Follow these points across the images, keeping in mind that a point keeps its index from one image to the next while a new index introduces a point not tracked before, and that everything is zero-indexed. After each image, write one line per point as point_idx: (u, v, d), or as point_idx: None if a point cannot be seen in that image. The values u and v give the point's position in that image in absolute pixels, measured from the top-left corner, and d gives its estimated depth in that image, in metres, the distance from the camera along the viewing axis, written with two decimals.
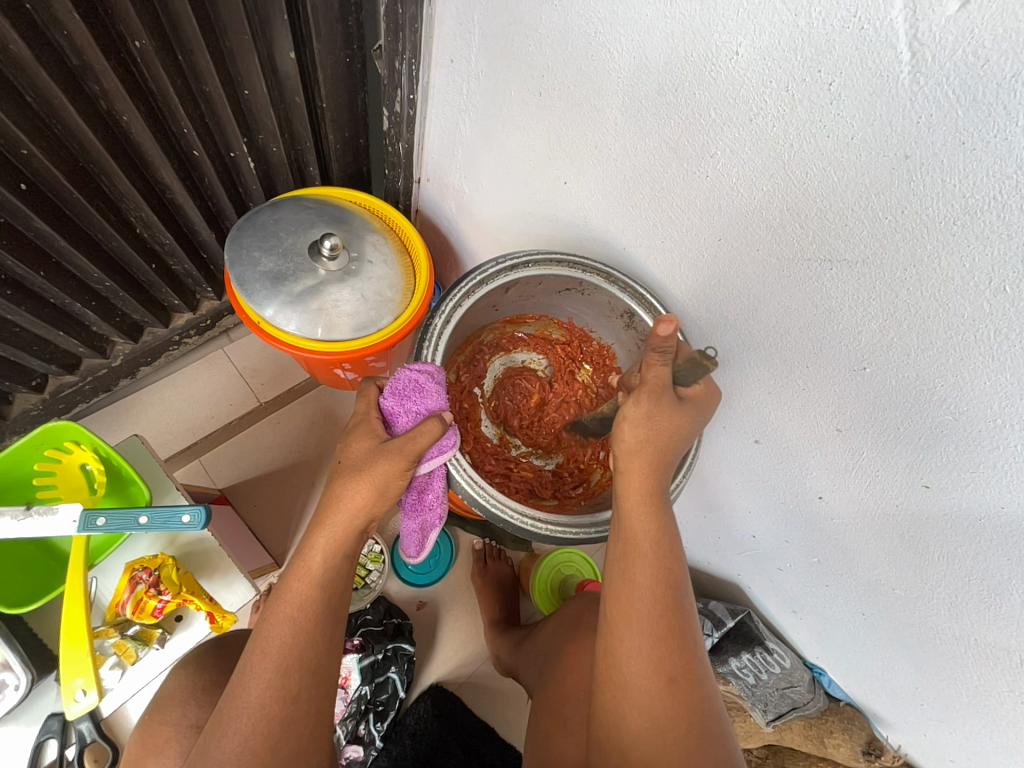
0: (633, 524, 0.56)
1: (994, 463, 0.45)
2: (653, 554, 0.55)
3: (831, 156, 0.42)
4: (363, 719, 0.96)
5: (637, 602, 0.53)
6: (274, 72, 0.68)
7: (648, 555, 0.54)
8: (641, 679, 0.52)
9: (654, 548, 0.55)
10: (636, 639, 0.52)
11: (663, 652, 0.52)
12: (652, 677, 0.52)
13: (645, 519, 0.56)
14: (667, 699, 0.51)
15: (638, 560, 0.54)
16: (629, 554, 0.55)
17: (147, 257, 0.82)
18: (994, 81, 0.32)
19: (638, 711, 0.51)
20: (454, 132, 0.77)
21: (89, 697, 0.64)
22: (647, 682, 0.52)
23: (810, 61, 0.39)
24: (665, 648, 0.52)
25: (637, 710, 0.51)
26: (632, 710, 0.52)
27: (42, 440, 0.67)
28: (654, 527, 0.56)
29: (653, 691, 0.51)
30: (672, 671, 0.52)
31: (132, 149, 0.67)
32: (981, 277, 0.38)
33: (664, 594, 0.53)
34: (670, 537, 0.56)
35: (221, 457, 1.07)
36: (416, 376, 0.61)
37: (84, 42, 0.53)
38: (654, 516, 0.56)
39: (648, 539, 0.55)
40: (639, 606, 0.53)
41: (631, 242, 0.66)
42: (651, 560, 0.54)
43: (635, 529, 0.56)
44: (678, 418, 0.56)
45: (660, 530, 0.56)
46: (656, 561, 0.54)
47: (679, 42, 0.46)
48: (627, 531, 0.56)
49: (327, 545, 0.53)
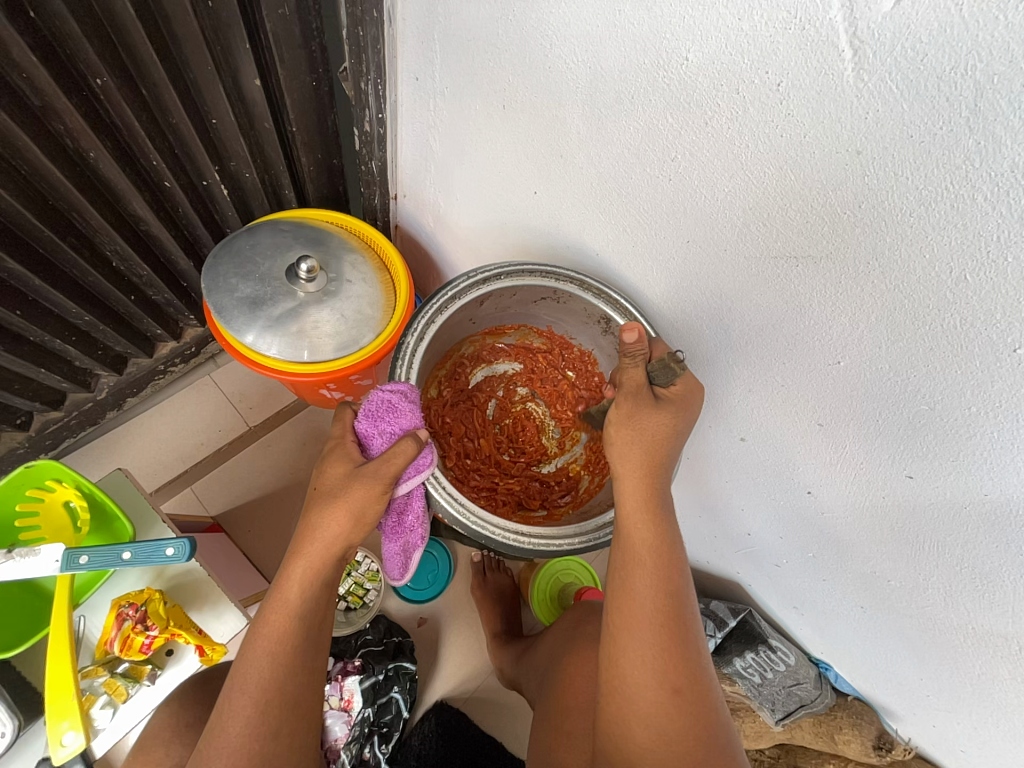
0: (632, 532, 0.55)
1: (973, 450, 0.44)
2: (652, 562, 0.54)
3: (787, 155, 0.42)
4: (367, 742, 0.94)
5: (638, 612, 0.52)
6: (240, 100, 0.69)
7: (647, 563, 0.54)
8: (645, 693, 0.51)
9: (654, 556, 0.54)
10: (638, 650, 0.52)
11: (666, 663, 0.51)
12: (655, 689, 0.51)
13: (643, 526, 0.55)
14: (673, 711, 0.51)
15: (637, 568, 0.54)
16: (628, 563, 0.54)
17: (125, 289, 0.82)
18: (935, 74, 0.32)
19: (643, 724, 0.51)
20: (425, 148, 0.78)
21: (76, 741, 0.63)
22: (651, 695, 0.51)
23: (757, 62, 0.40)
24: (667, 658, 0.51)
25: (643, 723, 0.51)
26: (638, 723, 0.51)
27: (23, 480, 0.66)
28: (652, 534, 0.55)
29: (657, 703, 0.51)
30: (676, 682, 0.51)
31: (102, 184, 0.67)
32: (943, 266, 0.38)
33: (664, 603, 0.53)
34: (670, 544, 0.55)
35: (212, 484, 1.06)
36: (389, 397, 0.61)
37: (44, 82, 0.54)
38: (653, 523, 0.55)
39: (647, 547, 0.55)
40: (640, 616, 0.52)
41: (603, 248, 0.66)
42: (650, 569, 0.54)
43: (634, 537, 0.55)
44: (659, 417, 0.56)
45: (659, 536, 0.55)
46: (656, 568, 0.54)
47: (631, 49, 0.46)
48: (626, 540, 0.55)
49: (303, 576, 0.52)
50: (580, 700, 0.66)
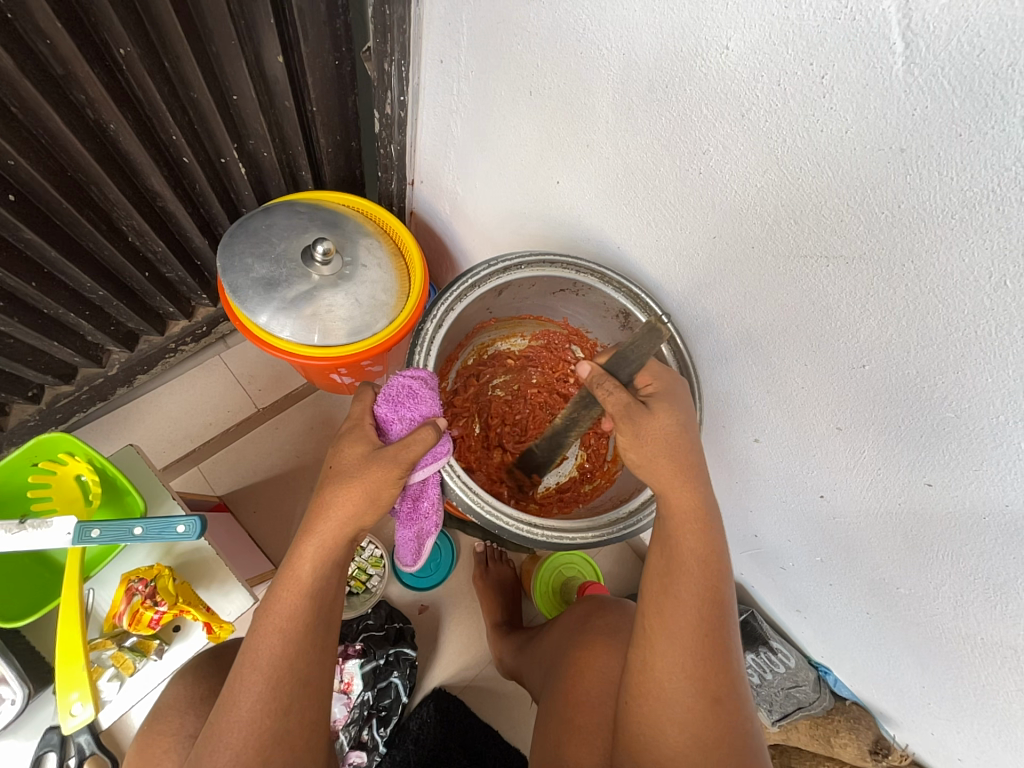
0: (681, 538, 0.54)
1: (998, 460, 0.44)
2: (700, 569, 0.53)
3: (826, 151, 0.41)
4: (365, 725, 0.96)
5: (682, 618, 0.52)
6: (262, 77, 0.67)
7: (694, 572, 0.53)
8: (682, 696, 0.51)
9: (700, 564, 0.53)
10: (679, 654, 0.51)
11: (707, 669, 0.51)
12: (695, 694, 0.51)
13: (691, 532, 0.54)
14: (710, 718, 0.50)
15: (682, 575, 0.53)
16: (675, 570, 0.53)
17: (140, 265, 0.82)
18: (991, 71, 0.31)
19: (678, 729, 0.50)
20: (446, 133, 0.77)
21: (86, 711, 0.64)
22: (690, 699, 0.51)
23: (801, 54, 0.39)
24: (708, 665, 0.51)
25: (679, 727, 0.50)
26: (673, 726, 0.51)
27: (36, 452, 0.67)
28: (700, 541, 0.54)
29: (696, 710, 0.50)
30: (715, 690, 0.51)
31: (120, 156, 0.67)
32: (982, 270, 0.37)
33: (708, 613, 0.52)
34: (719, 555, 0.54)
35: (219, 465, 1.06)
36: (410, 382, 0.61)
37: (68, 50, 0.53)
38: (703, 533, 0.54)
39: (694, 556, 0.53)
40: (683, 624, 0.52)
41: (624, 240, 0.66)
42: (696, 577, 0.53)
43: (682, 546, 0.54)
44: (659, 420, 0.56)
45: (709, 545, 0.54)
46: (702, 576, 0.53)
47: (668, 36, 0.45)
48: (673, 547, 0.54)
49: (315, 554, 0.52)
50: (588, 694, 0.66)
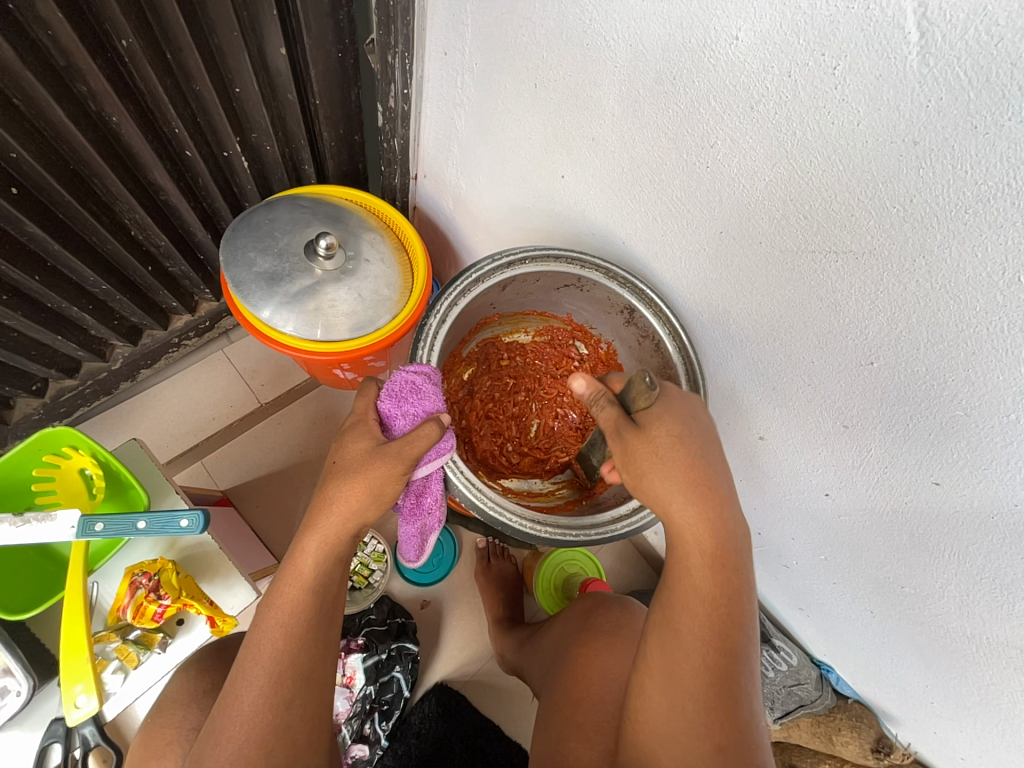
0: (690, 578, 0.49)
1: (1008, 458, 0.43)
2: (709, 614, 0.48)
3: (837, 145, 0.41)
4: (368, 719, 0.95)
5: (682, 659, 0.49)
6: (264, 69, 0.66)
7: (699, 615, 0.49)
8: (680, 735, 0.49)
9: (709, 608, 0.49)
10: (677, 694, 0.49)
11: (710, 717, 0.48)
12: (695, 738, 0.48)
13: (702, 575, 0.49)
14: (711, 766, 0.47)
15: (686, 617, 0.49)
16: (678, 611, 0.50)
17: (143, 259, 0.81)
18: (1008, 61, 0.31)
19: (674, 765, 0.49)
20: (450, 127, 0.76)
21: (89, 703, 0.64)
22: (688, 740, 0.48)
23: (813, 45, 0.38)
24: (710, 713, 0.48)
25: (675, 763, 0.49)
26: (667, 758, 0.50)
27: (40, 445, 0.67)
28: (711, 584, 0.49)
29: (695, 753, 0.48)
30: (721, 740, 0.47)
31: (123, 149, 0.66)
32: (995, 266, 0.37)
33: (713, 658, 0.48)
34: (734, 596, 0.49)
35: (223, 460, 1.07)
36: (413, 378, 0.61)
37: (69, 41, 0.52)
38: (716, 575, 0.49)
39: (701, 598, 0.49)
40: (685, 666, 0.49)
41: (629, 235, 0.65)
42: (703, 622, 0.48)
43: (688, 585, 0.50)
44: (656, 437, 0.51)
45: (722, 588, 0.49)
46: (710, 621, 0.48)
47: (677, 28, 0.44)
48: (679, 587, 0.50)
49: (318, 550, 0.52)
50: (589, 691, 0.66)
